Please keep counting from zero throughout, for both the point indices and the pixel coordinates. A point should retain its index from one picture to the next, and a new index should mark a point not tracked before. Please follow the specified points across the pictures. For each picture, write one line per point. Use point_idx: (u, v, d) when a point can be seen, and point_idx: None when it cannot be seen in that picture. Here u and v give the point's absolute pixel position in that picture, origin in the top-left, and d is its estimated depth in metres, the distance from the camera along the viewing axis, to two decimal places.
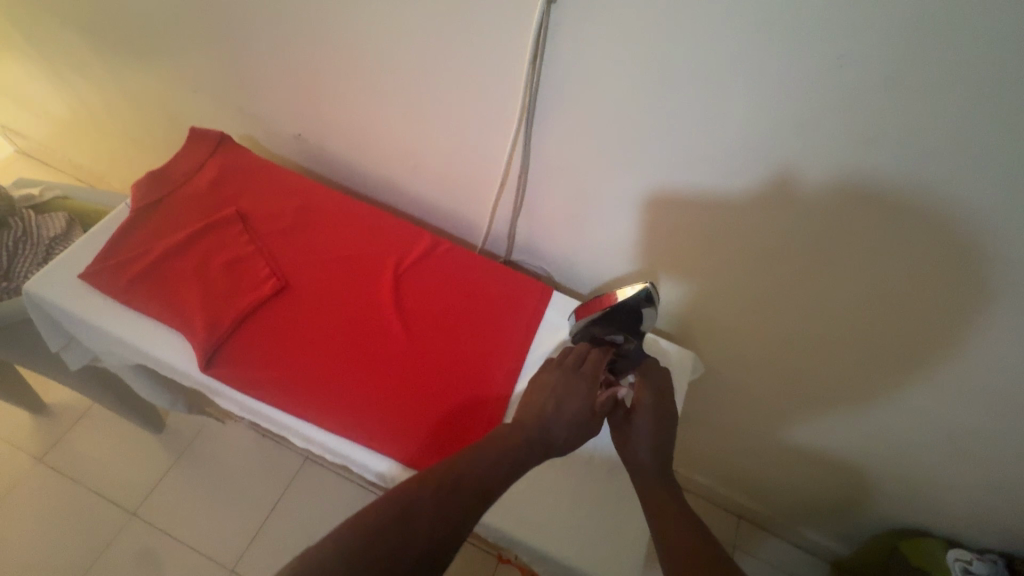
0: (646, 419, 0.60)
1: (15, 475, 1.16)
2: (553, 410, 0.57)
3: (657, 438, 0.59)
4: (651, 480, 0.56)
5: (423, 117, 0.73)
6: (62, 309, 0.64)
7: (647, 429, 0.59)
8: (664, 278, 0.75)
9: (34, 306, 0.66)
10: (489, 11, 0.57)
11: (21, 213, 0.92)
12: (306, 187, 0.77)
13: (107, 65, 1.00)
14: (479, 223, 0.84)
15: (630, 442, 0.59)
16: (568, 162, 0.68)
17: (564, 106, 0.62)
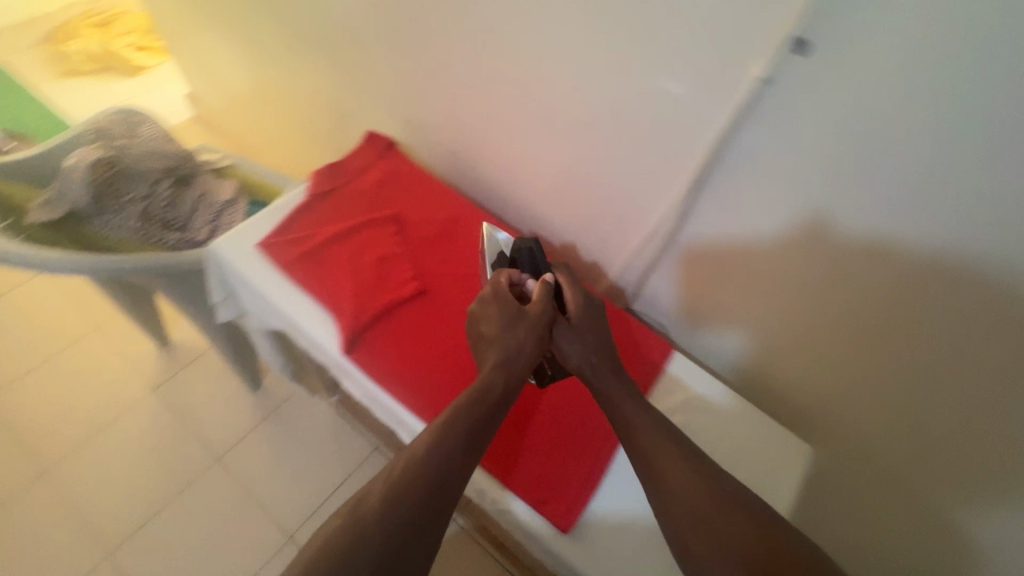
0: (583, 323, 0.64)
1: (131, 397, 1.29)
2: (502, 345, 0.61)
3: (596, 334, 0.64)
4: (608, 381, 0.62)
5: (583, 162, 0.76)
6: (236, 271, 0.72)
7: (587, 336, 0.63)
8: (797, 355, 0.72)
9: (212, 261, 0.75)
10: (686, 74, 0.59)
11: (201, 175, 1.02)
12: (455, 201, 0.82)
13: (301, 61, 1.14)
14: (610, 264, 0.86)
15: (574, 349, 0.63)
16: (725, 230, 0.68)
17: (738, 171, 0.62)
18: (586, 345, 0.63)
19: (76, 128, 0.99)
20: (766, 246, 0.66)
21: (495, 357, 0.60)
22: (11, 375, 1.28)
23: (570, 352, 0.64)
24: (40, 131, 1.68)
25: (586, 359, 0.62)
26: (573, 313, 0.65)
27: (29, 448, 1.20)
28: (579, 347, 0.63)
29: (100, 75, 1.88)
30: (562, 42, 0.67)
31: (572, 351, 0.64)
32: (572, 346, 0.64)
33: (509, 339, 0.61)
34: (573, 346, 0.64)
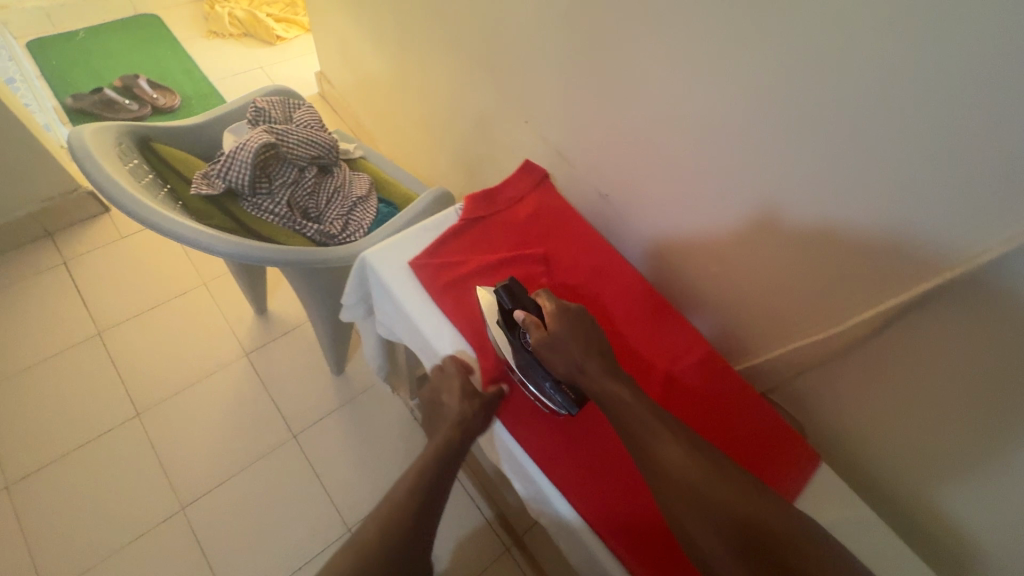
0: (566, 328, 0.63)
1: (224, 358, 1.34)
2: (466, 410, 0.64)
3: (578, 335, 0.63)
4: (600, 379, 0.60)
5: (755, 239, 0.71)
6: (387, 287, 0.71)
7: (572, 342, 0.62)
8: (982, 509, 0.62)
9: (360, 269, 0.75)
10: (934, 182, 0.51)
11: (341, 167, 1.04)
12: (604, 250, 0.79)
13: (452, 69, 1.13)
14: (751, 350, 0.80)
15: (564, 356, 0.61)
16: (926, 364, 0.60)
17: (971, 298, 0.53)
18: (575, 349, 0.62)
19: (238, 103, 1.02)
20: (977, 397, 0.57)
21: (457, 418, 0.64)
22: (122, 315, 1.36)
23: (563, 361, 0.61)
24: (182, 86, 1.78)
25: (574, 361, 0.61)
26: (551, 323, 0.63)
27: (127, 388, 1.26)
28: (567, 353, 0.61)
29: (241, 41, 1.97)
30: (777, 123, 0.60)
31: (558, 358, 0.62)
32: (557, 354, 0.62)
33: (467, 409, 0.64)
34: (561, 353, 0.62)
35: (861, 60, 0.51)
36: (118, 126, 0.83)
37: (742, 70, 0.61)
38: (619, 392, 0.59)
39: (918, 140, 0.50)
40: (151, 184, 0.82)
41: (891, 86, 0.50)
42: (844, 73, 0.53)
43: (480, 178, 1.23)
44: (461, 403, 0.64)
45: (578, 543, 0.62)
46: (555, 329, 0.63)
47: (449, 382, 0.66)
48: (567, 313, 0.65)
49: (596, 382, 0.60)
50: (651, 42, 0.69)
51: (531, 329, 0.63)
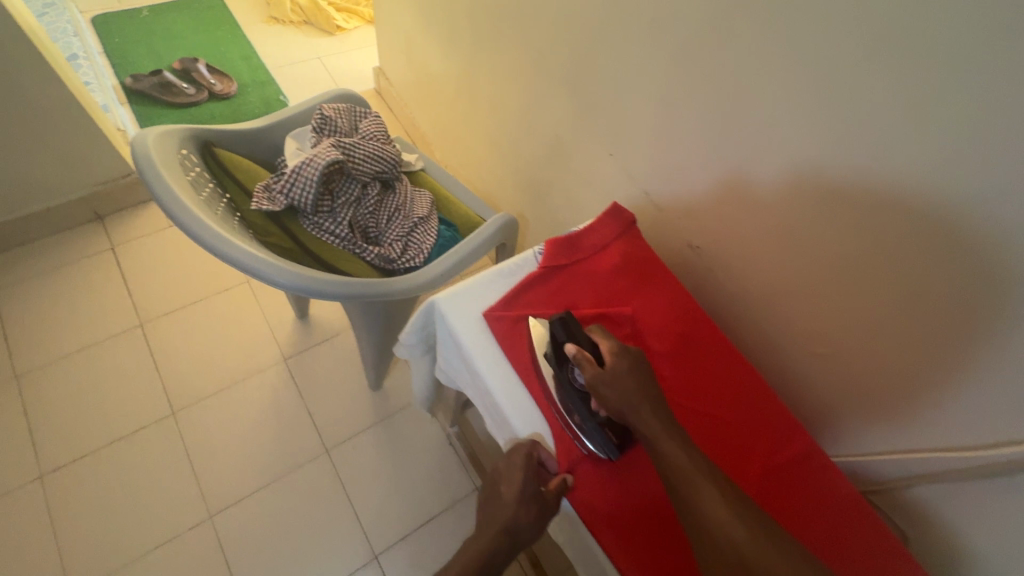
0: (621, 369, 0.57)
1: (262, 360, 1.30)
2: (519, 512, 0.57)
3: (632, 378, 0.57)
4: (657, 431, 0.53)
5: (881, 320, 0.62)
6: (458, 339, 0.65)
7: (630, 384, 0.56)
8: None
9: (427, 312, 0.69)
10: None
11: (404, 182, 0.98)
12: (694, 314, 0.71)
13: (529, 85, 1.06)
14: (855, 440, 0.71)
15: (620, 399, 0.56)
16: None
17: None
18: (629, 390, 0.56)
19: (304, 108, 0.97)
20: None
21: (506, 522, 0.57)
22: (166, 307, 1.33)
23: (615, 401, 0.56)
24: (239, 72, 1.75)
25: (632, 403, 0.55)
26: (608, 362, 0.58)
27: (165, 384, 1.24)
28: (620, 394, 0.56)
29: (301, 29, 1.92)
30: (946, 205, 0.51)
31: (613, 397, 0.56)
32: (612, 393, 0.56)
33: (522, 513, 0.56)
34: (613, 393, 0.56)
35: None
36: (181, 130, 0.79)
37: (908, 137, 0.52)
38: (668, 442, 0.53)
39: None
40: (212, 196, 0.77)
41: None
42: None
43: (545, 200, 1.16)
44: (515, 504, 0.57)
45: None
46: (610, 368, 0.57)
47: (511, 469, 0.58)
48: (626, 356, 0.59)
49: (647, 426, 0.54)
50: (788, 89, 0.60)
51: (582, 365, 0.58)
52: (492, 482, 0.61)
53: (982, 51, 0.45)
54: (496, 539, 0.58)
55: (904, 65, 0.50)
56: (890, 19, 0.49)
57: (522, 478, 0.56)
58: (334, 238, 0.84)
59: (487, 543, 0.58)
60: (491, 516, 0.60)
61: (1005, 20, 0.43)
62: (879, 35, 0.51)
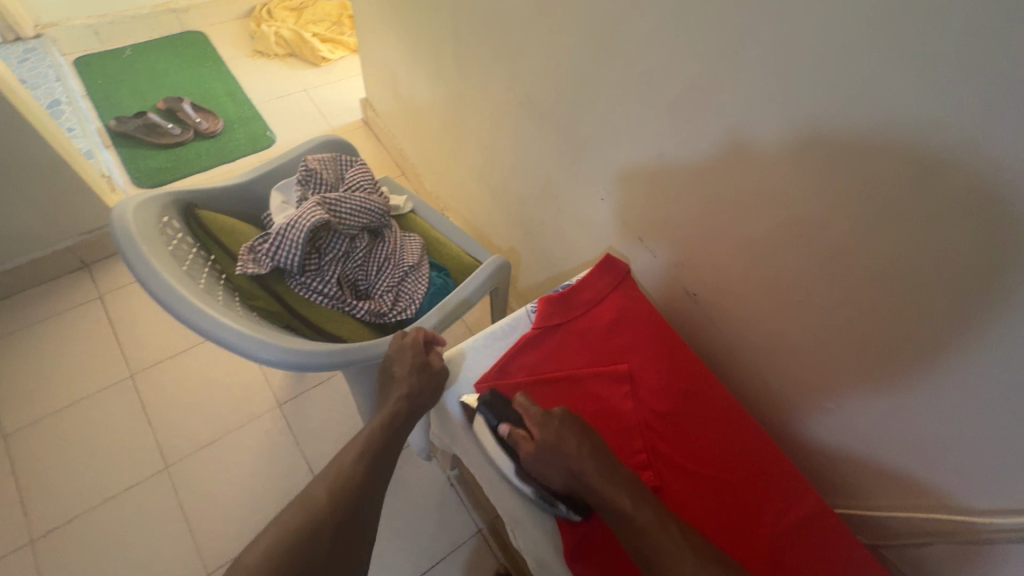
0: (553, 436, 0.57)
1: (256, 408, 1.28)
2: (409, 384, 0.66)
3: (565, 442, 0.56)
4: (600, 488, 0.54)
5: (887, 376, 0.60)
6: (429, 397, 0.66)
7: (557, 446, 0.56)
8: None
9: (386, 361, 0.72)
10: None
11: (393, 230, 0.95)
12: (696, 370, 0.69)
13: (517, 124, 1.04)
14: (867, 493, 0.68)
15: (556, 463, 0.56)
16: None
17: None
18: (564, 454, 0.56)
19: (289, 158, 0.95)
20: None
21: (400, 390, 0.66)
22: (156, 356, 1.31)
23: (557, 470, 0.56)
24: (225, 109, 1.73)
25: (569, 471, 0.55)
26: (537, 433, 0.58)
27: (157, 437, 1.21)
28: (558, 461, 0.56)
29: (286, 61, 1.91)
30: (954, 271, 0.50)
31: (553, 468, 0.56)
32: (551, 464, 0.56)
33: (414, 383, 0.66)
34: (554, 466, 0.56)
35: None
36: (162, 196, 0.77)
37: (912, 202, 0.50)
38: (615, 502, 0.53)
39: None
40: (195, 263, 0.76)
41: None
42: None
43: (538, 237, 1.14)
44: (404, 380, 0.66)
45: None
46: (539, 440, 0.57)
47: (403, 351, 0.70)
48: (553, 417, 0.59)
49: (588, 487, 0.54)
50: (784, 146, 0.59)
51: (517, 440, 0.58)
52: (386, 370, 0.71)
53: (988, 122, 0.43)
54: (397, 408, 0.66)
55: (904, 130, 0.48)
56: (890, 84, 0.47)
57: (409, 353, 0.69)
58: (322, 297, 0.82)
59: (391, 412, 0.66)
60: (388, 397, 0.68)
61: (989, 85, 0.42)
62: (875, 99, 0.49)
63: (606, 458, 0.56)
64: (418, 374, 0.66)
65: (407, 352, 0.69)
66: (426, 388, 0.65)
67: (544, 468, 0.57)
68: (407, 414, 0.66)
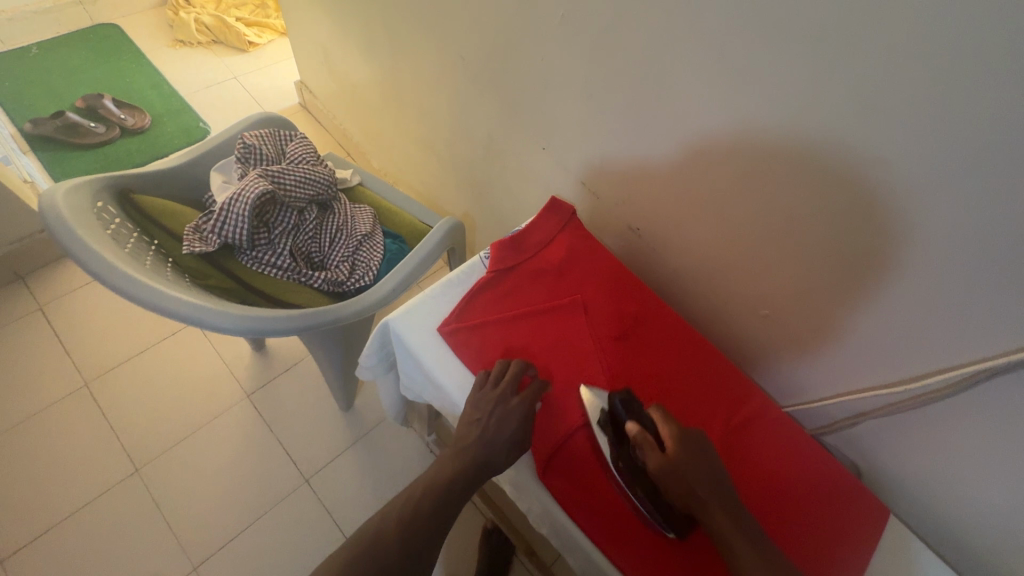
0: (685, 456, 0.54)
1: (223, 401, 1.26)
2: (497, 435, 0.58)
3: (697, 462, 0.54)
4: (717, 521, 0.51)
5: (808, 278, 0.66)
6: (402, 339, 0.66)
7: (694, 472, 0.53)
8: None
9: (404, 322, 0.67)
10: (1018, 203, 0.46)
11: (342, 201, 0.95)
12: (644, 295, 0.73)
13: (453, 86, 1.05)
14: (804, 389, 0.75)
15: (681, 489, 0.53)
16: (1022, 443, 0.55)
17: None
18: (692, 480, 0.52)
19: (225, 138, 0.93)
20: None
21: (486, 442, 0.58)
22: (110, 361, 1.27)
23: (678, 490, 0.53)
24: (151, 103, 1.66)
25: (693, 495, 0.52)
26: (670, 446, 0.54)
27: (123, 442, 1.18)
28: (683, 485, 0.53)
29: (211, 49, 1.83)
30: (847, 163, 0.55)
31: (676, 488, 0.53)
32: (675, 482, 0.53)
33: (506, 437, 0.58)
34: (677, 484, 0.53)
35: (971, 111, 0.45)
36: (94, 182, 0.75)
37: (812, 109, 0.55)
38: (742, 551, 0.49)
39: (1012, 209, 0.46)
40: (138, 247, 0.74)
41: (995, 145, 0.45)
42: (945, 125, 0.47)
43: (490, 198, 1.16)
44: (492, 430, 0.58)
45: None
46: (673, 456, 0.54)
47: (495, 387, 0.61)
48: (686, 435, 0.55)
49: (712, 518, 0.51)
50: (700, 74, 0.63)
51: (643, 447, 0.55)
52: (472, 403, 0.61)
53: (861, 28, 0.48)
54: (479, 460, 0.59)
55: (799, 45, 0.53)
56: None
57: (508, 399, 0.60)
58: (276, 270, 0.82)
59: (466, 452, 0.59)
60: (463, 435, 0.60)
61: None
62: (775, 18, 0.53)
63: (727, 487, 0.54)
64: (512, 431, 0.59)
65: (505, 391, 0.60)
66: (509, 449, 0.59)
67: (667, 486, 0.53)
68: (478, 470, 0.59)
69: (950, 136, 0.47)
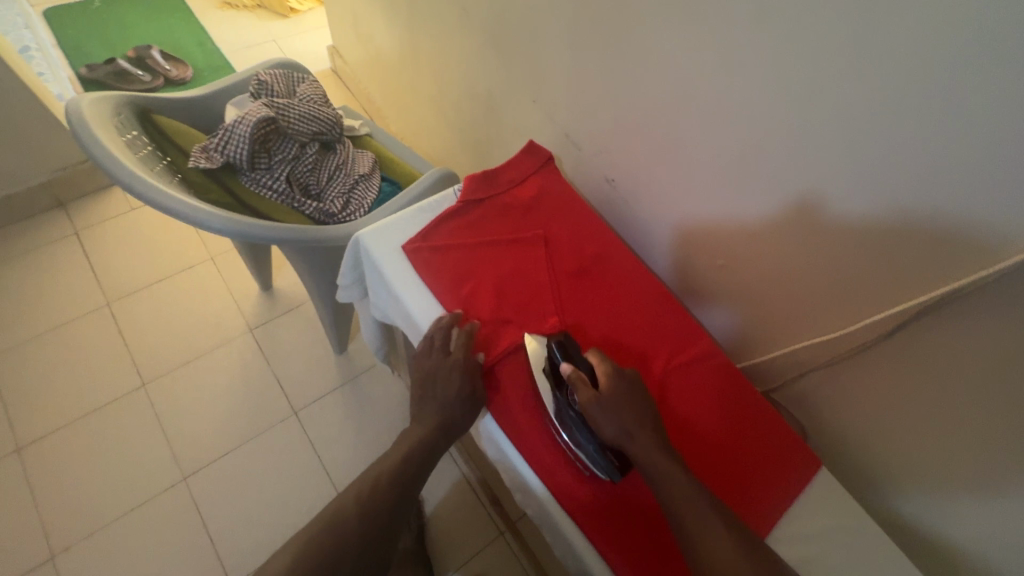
0: (621, 392, 0.57)
1: (228, 334, 1.34)
2: (451, 406, 0.64)
3: (630, 397, 0.57)
4: (646, 453, 0.54)
5: (763, 226, 0.68)
6: (370, 254, 0.71)
7: (627, 409, 0.56)
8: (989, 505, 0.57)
9: (371, 241, 0.72)
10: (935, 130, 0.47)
11: (344, 143, 1.01)
12: (606, 239, 0.76)
13: (460, 44, 1.10)
14: (761, 345, 0.76)
15: (613, 424, 0.55)
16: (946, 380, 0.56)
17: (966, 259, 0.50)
18: (625, 415, 0.56)
19: (242, 75, 1.00)
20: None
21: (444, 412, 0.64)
22: (132, 286, 1.38)
23: (609, 425, 0.55)
24: (195, 58, 1.77)
25: (625, 428, 0.55)
26: (603, 384, 0.58)
27: (134, 359, 1.28)
28: (615, 417, 0.55)
29: (255, 12, 1.95)
30: (792, 100, 0.57)
31: (606, 422, 0.55)
32: (605, 417, 0.56)
33: (457, 406, 0.64)
34: (610, 419, 0.55)
35: (895, 36, 0.47)
36: (117, 96, 0.82)
37: (761, 46, 0.57)
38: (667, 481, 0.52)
39: (930, 136, 0.48)
40: (148, 156, 0.82)
41: (910, 71, 0.47)
42: (873, 51, 0.49)
43: (490, 159, 1.20)
44: (446, 401, 0.64)
45: (539, 503, 0.60)
46: (608, 391, 0.57)
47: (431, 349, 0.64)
48: (622, 375, 0.59)
49: (645, 455, 0.54)
50: (666, 18, 0.65)
51: (580, 383, 0.57)
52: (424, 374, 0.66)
53: None
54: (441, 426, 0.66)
55: None
56: None
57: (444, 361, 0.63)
58: (272, 193, 0.89)
59: (431, 420, 0.66)
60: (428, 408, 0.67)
61: None
62: None
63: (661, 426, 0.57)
64: (460, 397, 0.63)
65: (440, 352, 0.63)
66: (464, 412, 0.64)
67: (600, 424, 0.55)
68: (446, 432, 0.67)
69: (884, 63, 0.48)
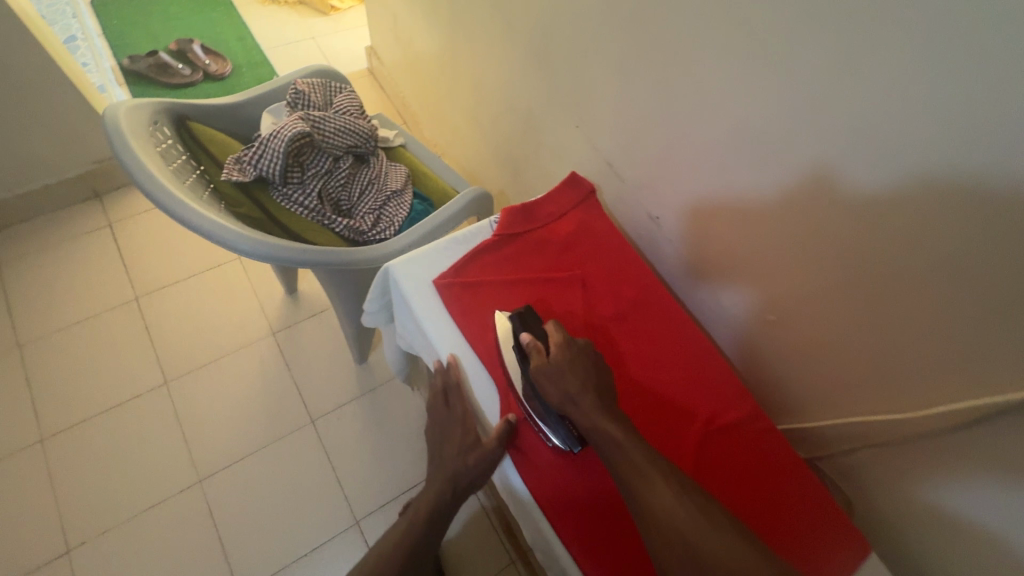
0: (569, 357, 0.57)
1: (251, 336, 1.34)
2: (462, 465, 0.61)
3: (578, 363, 0.57)
4: (594, 421, 0.53)
5: (820, 284, 0.62)
6: (400, 286, 0.68)
7: (574, 372, 0.56)
8: None
9: (401, 274, 0.68)
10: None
11: (379, 158, 0.98)
12: (647, 283, 0.72)
13: (501, 58, 1.06)
14: (809, 408, 0.71)
15: (561, 387, 0.55)
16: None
17: None
18: (571, 380, 0.56)
19: (280, 82, 0.98)
20: None
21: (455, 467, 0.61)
22: (160, 282, 1.38)
23: (557, 391, 0.55)
24: (234, 53, 1.77)
25: (568, 393, 0.55)
26: (554, 350, 0.58)
27: (158, 356, 1.28)
28: (560, 383, 0.55)
29: (296, 9, 1.94)
30: (865, 158, 0.52)
31: (552, 386, 0.56)
32: (552, 381, 0.56)
33: (467, 463, 0.60)
34: (556, 384, 0.56)
35: (996, 103, 0.41)
36: (155, 103, 0.81)
37: (834, 96, 0.52)
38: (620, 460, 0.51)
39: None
40: (181, 166, 0.81)
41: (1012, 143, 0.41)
42: (968, 116, 0.43)
43: (525, 177, 1.16)
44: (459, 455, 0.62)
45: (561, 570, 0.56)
46: (558, 357, 0.57)
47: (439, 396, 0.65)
48: (575, 344, 0.59)
49: (598, 429, 0.53)
50: (727, 55, 0.60)
51: (533, 351, 0.58)
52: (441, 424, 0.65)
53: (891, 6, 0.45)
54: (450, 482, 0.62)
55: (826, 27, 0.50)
56: None
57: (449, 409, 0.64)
58: (303, 208, 0.87)
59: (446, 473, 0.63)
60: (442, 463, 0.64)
61: None
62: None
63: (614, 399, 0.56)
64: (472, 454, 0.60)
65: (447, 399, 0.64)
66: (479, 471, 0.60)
67: (550, 390, 0.56)
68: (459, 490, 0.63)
69: (980, 131, 0.43)
